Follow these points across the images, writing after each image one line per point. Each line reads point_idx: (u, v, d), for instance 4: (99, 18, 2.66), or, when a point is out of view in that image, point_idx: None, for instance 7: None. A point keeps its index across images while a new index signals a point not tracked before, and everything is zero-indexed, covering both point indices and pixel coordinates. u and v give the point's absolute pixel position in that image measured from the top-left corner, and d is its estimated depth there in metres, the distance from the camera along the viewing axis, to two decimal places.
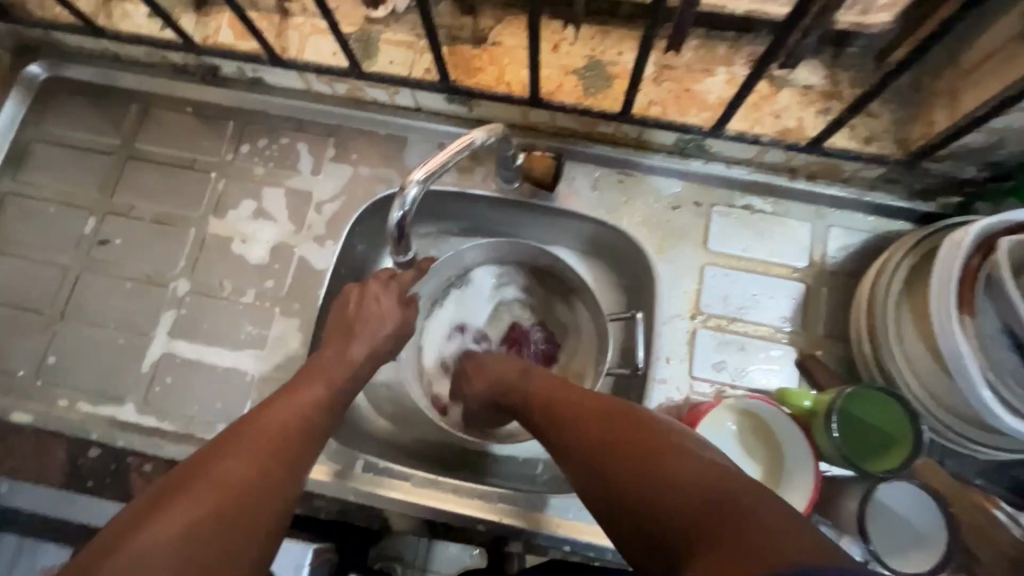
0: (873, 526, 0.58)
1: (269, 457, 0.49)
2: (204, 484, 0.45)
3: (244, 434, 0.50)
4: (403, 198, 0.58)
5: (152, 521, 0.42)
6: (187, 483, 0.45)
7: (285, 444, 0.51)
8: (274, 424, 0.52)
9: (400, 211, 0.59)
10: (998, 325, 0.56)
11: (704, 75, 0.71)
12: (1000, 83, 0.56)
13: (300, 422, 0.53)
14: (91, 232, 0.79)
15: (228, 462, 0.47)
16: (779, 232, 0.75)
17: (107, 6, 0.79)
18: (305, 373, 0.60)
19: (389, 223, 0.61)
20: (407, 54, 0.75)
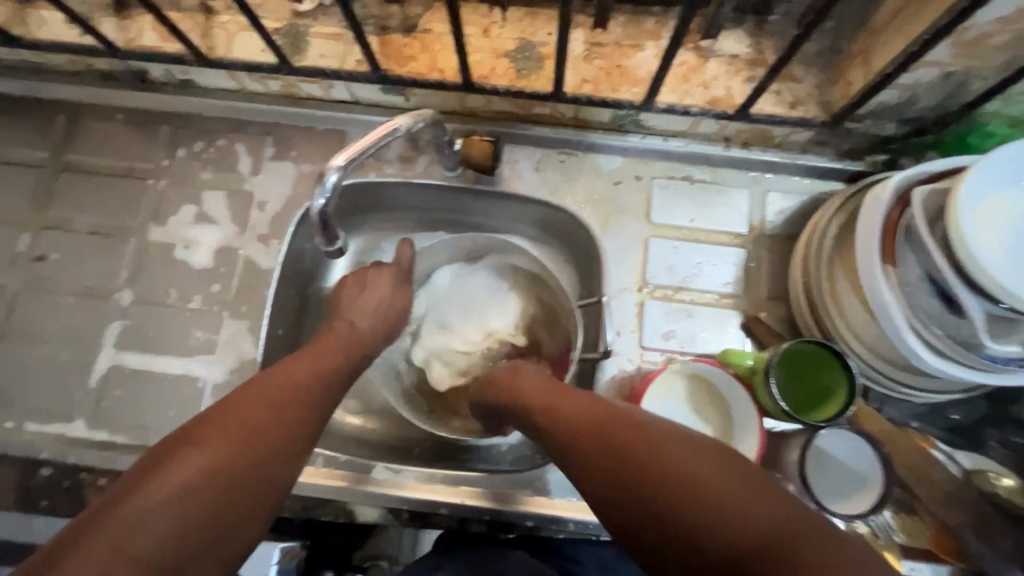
0: (826, 462, 0.62)
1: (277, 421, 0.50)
2: (200, 448, 0.44)
3: (253, 389, 0.51)
4: (322, 185, 0.58)
5: (163, 465, 0.43)
6: (197, 430, 0.46)
7: (298, 412, 0.52)
8: (286, 381, 0.53)
9: (321, 198, 0.58)
10: (920, 273, 0.58)
11: (634, 50, 0.72)
12: (903, 41, 0.57)
13: (311, 386, 0.54)
14: (26, 248, 0.77)
15: (239, 413, 0.48)
16: (719, 200, 0.76)
17: (21, 14, 0.76)
18: (320, 340, 0.61)
19: (312, 211, 0.60)
20: (338, 47, 0.74)
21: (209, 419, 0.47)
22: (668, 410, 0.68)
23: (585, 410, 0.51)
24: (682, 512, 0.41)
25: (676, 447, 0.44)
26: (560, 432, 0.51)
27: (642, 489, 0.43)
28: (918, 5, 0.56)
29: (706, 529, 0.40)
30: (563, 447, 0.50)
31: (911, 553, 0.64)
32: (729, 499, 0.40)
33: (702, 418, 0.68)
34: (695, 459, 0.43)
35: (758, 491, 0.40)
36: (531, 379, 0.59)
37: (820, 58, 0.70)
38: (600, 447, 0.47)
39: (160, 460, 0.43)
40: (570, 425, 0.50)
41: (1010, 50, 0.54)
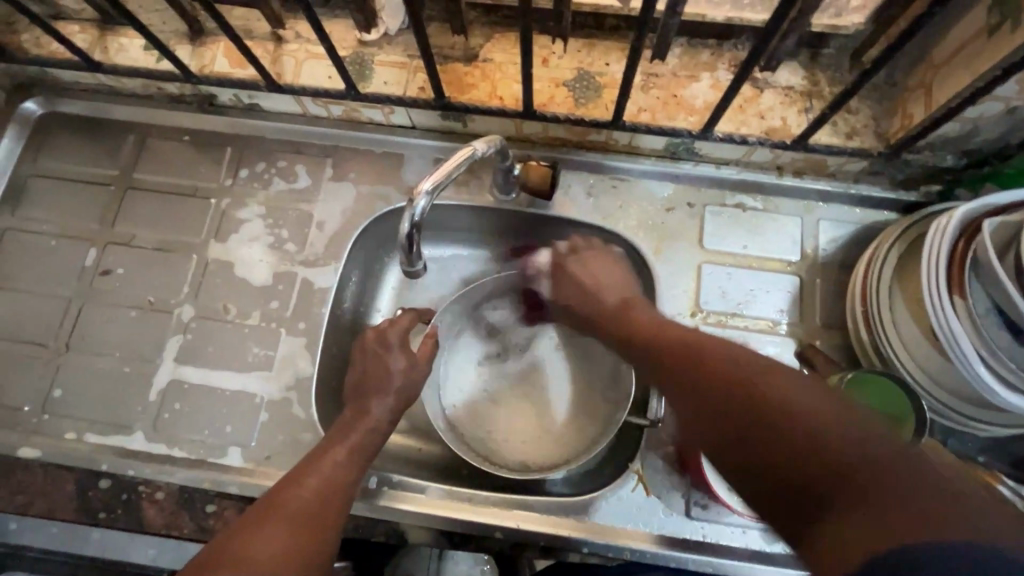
0: None
1: (334, 485, 0.57)
2: (268, 527, 0.50)
3: (306, 470, 0.57)
4: (412, 208, 0.59)
5: (239, 549, 0.48)
6: (262, 515, 0.52)
7: (352, 474, 0.59)
8: (335, 455, 0.59)
9: (410, 221, 0.59)
10: (988, 305, 0.58)
11: (690, 80, 0.74)
12: (969, 76, 0.58)
13: (354, 455, 0.60)
14: (93, 262, 0.80)
15: (302, 491, 0.55)
16: (771, 227, 0.77)
17: (102, 41, 0.80)
18: (359, 394, 0.66)
19: (399, 234, 0.61)
20: (401, 74, 0.77)
21: (272, 501, 0.53)
22: None
23: (687, 343, 0.54)
24: (775, 439, 0.42)
25: (783, 385, 0.45)
26: (672, 357, 0.54)
27: (720, 421, 0.46)
28: (985, 42, 0.56)
29: (772, 440, 0.42)
30: (668, 374, 0.54)
31: None
32: (795, 409, 0.43)
33: None
34: (811, 398, 0.43)
35: (840, 409, 0.42)
36: (647, 314, 0.63)
37: (876, 90, 0.71)
38: (713, 378, 0.49)
39: (236, 539, 0.49)
40: (680, 357, 0.53)
41: None
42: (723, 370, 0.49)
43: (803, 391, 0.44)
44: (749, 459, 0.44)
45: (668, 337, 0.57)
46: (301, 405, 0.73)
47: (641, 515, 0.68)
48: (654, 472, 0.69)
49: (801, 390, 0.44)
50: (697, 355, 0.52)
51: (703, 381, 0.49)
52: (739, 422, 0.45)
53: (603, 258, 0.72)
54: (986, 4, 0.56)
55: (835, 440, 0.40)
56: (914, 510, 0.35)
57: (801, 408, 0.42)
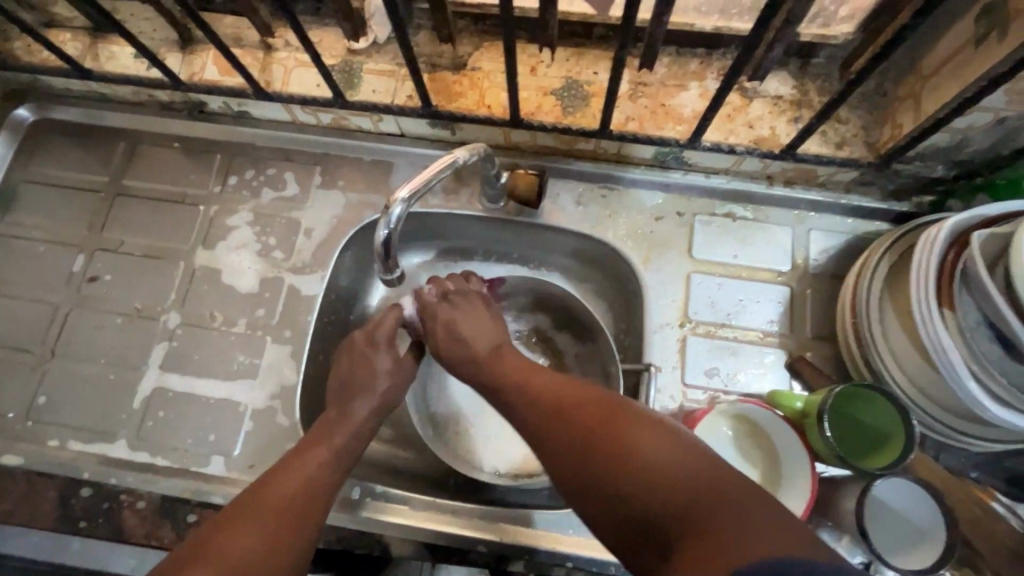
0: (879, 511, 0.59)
1: (317, 479, 0.56)
2: (249, 518, 0.50)
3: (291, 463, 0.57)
4: (388, 217, 0.58)
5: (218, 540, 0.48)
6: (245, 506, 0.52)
7: (334, 472, 0.58)
8: (323, 450, 0.59)
9: (386, 229, 0.59)
10: (978, 318, 0.57)
11: (679, 89, 0.73)
12: (956, 86, 0.57)
13: (339, 450, 0.60)
14: (81, 269, 0.80)
15: (285, 483, 0.54)
16: (761, 237, 0.76)
17: (93, 48, 0.80)
18: (349, 389, 0.66)
19: (376, 242, 0.61)
20: (389, 82, 0.77)
21: (253, 493, 0.53)
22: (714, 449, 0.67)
23: (549, 384, 0.56)
24: (641, 489, 0.44)
25: (648, 434, 0.47)
26: (523, 421, 0.54)
27: (593, 471, 0.47)
28: (973, 52, 0.56)
29: (639, 494, 0.44)
30: (535, 426, 0.54)
31: None
32: (647, 458, 0.45)
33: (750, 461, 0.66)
34: (658, 449, 0.45)
35: (698, 460, 0.44)
36: (520, 358, 0.63)
37: (866, 100, 0.71)
38: (573, 428, 0.51)
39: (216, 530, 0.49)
40: (541, 404, 0.55)
41: None
42: (589, 416, 0.51)
43: (662, 441, 0.46)
44: (633, 518, 0.44)
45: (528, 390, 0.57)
46: (286, 415, 0.72)
47: None
48: None
49: (656, 445, 0.46)
50: (558, 402, 0.54)
51: (572, 428, 0.51)
52: (606, 472, 0.46)
53: (479, 310, 0.69)
54: (974, 14, 0.56)
55: (702, 487, 0.42)
56: (744, 549, 0.36)
57: (659, 462, 0.44)
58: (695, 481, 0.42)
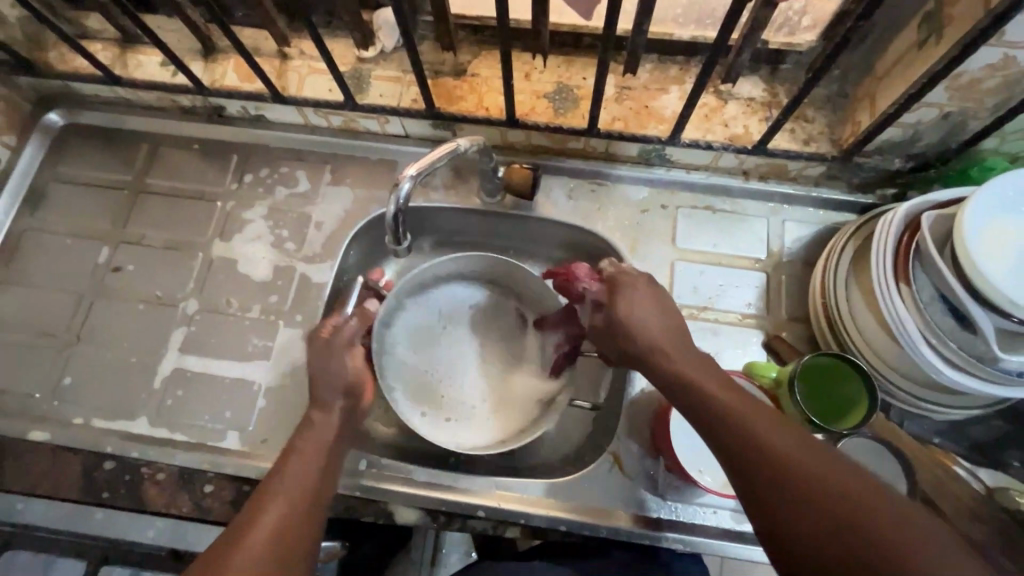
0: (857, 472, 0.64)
1: (303, 495, 0.56)
2: (268, 505, 0.54)
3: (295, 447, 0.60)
4: (395, 193, 0.64)
5: (249, 532, 0.51)
6: (261, 499, 0.55)
7: (318, 483, 0.58)
8: (319, 433, 0.62)
9: (394, 205, 0.65)
10: (933, 292, 0.63)
11: (660, 93, 0.80)
12: (904, 84, 0.64)
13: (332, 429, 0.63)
14: (105, 260, 0.85)
15: (293, 467, 0.58)
16: (739, 228, 0.83)
17: (122, 57, 0.87)
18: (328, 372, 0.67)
19: (384, 217, 0.66)
20: (395, 87, 0.83)
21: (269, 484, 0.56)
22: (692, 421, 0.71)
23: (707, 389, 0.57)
24: (805, 504, 0.47)
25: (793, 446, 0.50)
26: (712, 404, 0.56)
27: (759, 479, 0.50)
28: (917, 54, 0.63)
29: (805, 506, 0.47)
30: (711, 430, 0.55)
31: None
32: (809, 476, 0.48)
33: None
34: (818, 463, 0.48)
35: (842, 468, 0.48)
36: (651, 317, 0.64)
37: (830, 101, 0.78)
38: (741, 441, 0.52)
39: (245, 524, 0.52)
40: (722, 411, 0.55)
41: (1003, 92, 0.61)
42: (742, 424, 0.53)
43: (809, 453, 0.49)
44: (792, 523, 0.47)
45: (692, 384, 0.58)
46: (297, 393, 0.77)
47: (617, 496, 0.71)
48: (631, 456, 0.73)
49: (809, 454, 0.49)
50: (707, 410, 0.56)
51: (731, 434, 0.53)
52: (770, 484, 0.49)
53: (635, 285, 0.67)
54: (916, 21, 0.63)
55: (860, 504, 0.45)
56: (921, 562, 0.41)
57: (818, 476, 0.47)
58: (859, 488, 0.46)
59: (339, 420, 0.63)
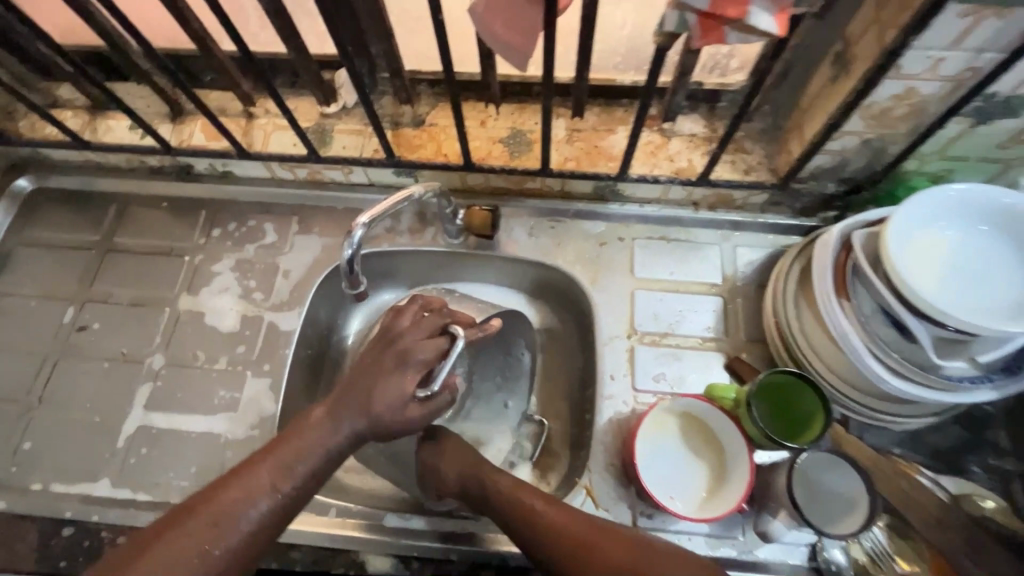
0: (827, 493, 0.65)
1: (277, 507, 0.53)
2: (233, 496, 0.52)
3: (290, 441, 0.56)
4: (350, 239, 0.66)
5: (212, 508, 0.51)
6: (233, 485, 0.53)
7: (289, 505, 0.54)
8: (316, 441, 0.57)
9: (349, 250, 0.66)
10: (872, 305, 0.66)
11: (608, 133, 0.85)
12: (823, 116, 0.70)
13: (320, 443, 0.57)
14: (70, 320, 0.85)
15: (284, 461, 0.55)
16: (693, 255, 0.86)
17: (92, 123, 0.90)
18: (352, 379, 0.61)
19: (340, 262, 0.68)
20: (358, 139, 0.87)
21: (249, 463, 0.55)
22: (662, 449, 0.73)
23: (564, 520, 0.59)
24: None
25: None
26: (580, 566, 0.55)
27: None
28: (832, 89, 0.68)
29: None
30: None
31: None
32: None
33: (698, 455, 0.72)
34: None
35: None
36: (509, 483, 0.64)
37: (766, 133, 0.83)
38: None
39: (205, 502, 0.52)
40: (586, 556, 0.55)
41: (913, 118, 0.67)
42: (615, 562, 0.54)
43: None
44: None
45: (554, 528, 0.58)
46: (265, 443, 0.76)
47: None
48: (603, 487, 0.72)
49: None
50: (578, 547, 0.56)
51: None
52: None
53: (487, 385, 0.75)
54: (828, 60, 0.69)
55: None
56: None
57: None
58: None
59: (348, 439, 0.58)
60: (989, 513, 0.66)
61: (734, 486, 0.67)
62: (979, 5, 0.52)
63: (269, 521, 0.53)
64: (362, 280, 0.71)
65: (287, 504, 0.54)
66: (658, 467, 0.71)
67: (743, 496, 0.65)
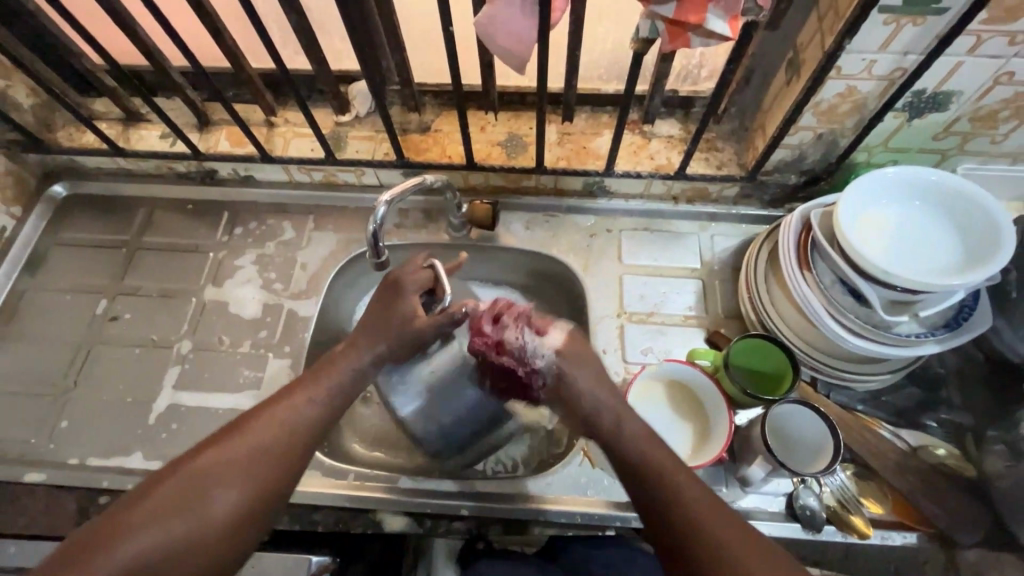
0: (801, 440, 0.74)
1: (315, 416, 0.63)
2: (279, 409, 0.62)
3: (323, 367, 0.67)
4: (374, 215, 0.73)
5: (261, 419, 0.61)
6: (276, 401, 0.63)
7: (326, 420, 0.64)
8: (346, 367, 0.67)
9: (374, 225, 0.73)
10: (832, 275, 0.75)
11: (595, 136, 0.95)
12: (781, 114, 0.80)
13: (348, 368, 0.67)
14: (103, 311, 0.92)
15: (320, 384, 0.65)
16: (674, 243, 0.95)
17: (126, 132, 0.99)
18: (368, 314, 0.72)
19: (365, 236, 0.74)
20: (370, 144, 0.97)
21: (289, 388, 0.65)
22: (651, 410, 0.80)
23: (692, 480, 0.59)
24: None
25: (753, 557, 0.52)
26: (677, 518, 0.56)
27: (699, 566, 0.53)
28: (787, 90, 0.79)
29: None
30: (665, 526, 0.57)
31: (879, 523, 0.73)
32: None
33: (684, 416, 0.79)
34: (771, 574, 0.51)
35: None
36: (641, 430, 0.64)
37: (734, 134, 0.94)
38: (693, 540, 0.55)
39: (254, 415, 0.61)
40: (690, 511, 0.56)
41: (857, 114, 0.77)
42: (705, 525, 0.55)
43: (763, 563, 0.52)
44: None
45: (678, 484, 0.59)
46: None
47: (587, 485, 0.77)
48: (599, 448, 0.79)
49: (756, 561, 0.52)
50: (681, 502, 0.57)
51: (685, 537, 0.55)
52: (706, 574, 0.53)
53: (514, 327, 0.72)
54: (783, 67, 0.80)
55: None
56: None
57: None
58: None
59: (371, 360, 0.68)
60: (941, 459, 0.75)
61: (716, 440, 0.75)
62: (898, 14, 0.63)
63: (309, 430, 0.62)
64: (383, 252, 0.77)
65: (323, 415, 0.64)
66: (649, 426, 0.78)
67: (724, 447, 0.73)
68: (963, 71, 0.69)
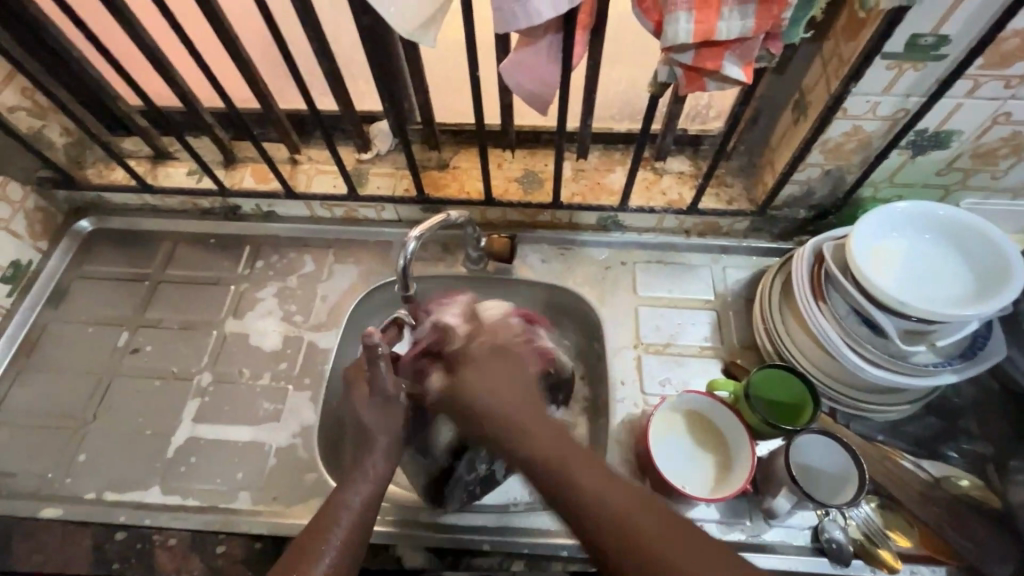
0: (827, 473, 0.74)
1: (365, 509, 0.62)
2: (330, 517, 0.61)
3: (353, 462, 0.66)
4: (404, 250, 0.75)
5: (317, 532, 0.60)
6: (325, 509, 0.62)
7: (369, 509, 0.63)
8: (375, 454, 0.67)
9: (403, 260, 0.75)
10: (846, 306, 0.77)
11: (609, 172, 0.99)
12: (789, 152, 0.84)
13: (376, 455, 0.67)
14: (124, 343, 0.93)
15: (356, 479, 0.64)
16: (688, 276, 0.97)
17: (154, 170, 1.02)
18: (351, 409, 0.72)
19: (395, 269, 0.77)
20: (390, 181, 1.00)
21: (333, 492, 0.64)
22: (671, 442, 0.80)
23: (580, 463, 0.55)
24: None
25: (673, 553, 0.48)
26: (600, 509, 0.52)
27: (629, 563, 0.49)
28: (794, 130, 0.83)
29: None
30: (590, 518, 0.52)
31: (908, 557, 0.72)
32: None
33: (704, 448, 0.79)
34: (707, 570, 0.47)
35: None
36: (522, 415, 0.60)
37: (743, 170, 0.97)
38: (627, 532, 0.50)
39: (310, 532, 0.60)
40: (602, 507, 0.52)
41: (863, 151, 0.81)
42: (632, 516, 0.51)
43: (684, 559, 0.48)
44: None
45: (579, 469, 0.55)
46: (306, 450, 0.82)
47: None
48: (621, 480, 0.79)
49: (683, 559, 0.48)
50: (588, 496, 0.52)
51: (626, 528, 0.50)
52: (639, 570, 0.48)
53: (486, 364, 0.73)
54: (789, 108, 0.84)
55: None
56: None
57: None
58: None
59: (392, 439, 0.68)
60: (965, 490, 0.74)
61: (739, 472, 0.75)
62: (899, 60, 0.67)
63: (362, 523, 0.61)
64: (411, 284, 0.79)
65: (369, 505, 0.63)
66: (669, 459, 0.78)
67: (748, 478, 0.73)
68: (963, 111, 0.73)
